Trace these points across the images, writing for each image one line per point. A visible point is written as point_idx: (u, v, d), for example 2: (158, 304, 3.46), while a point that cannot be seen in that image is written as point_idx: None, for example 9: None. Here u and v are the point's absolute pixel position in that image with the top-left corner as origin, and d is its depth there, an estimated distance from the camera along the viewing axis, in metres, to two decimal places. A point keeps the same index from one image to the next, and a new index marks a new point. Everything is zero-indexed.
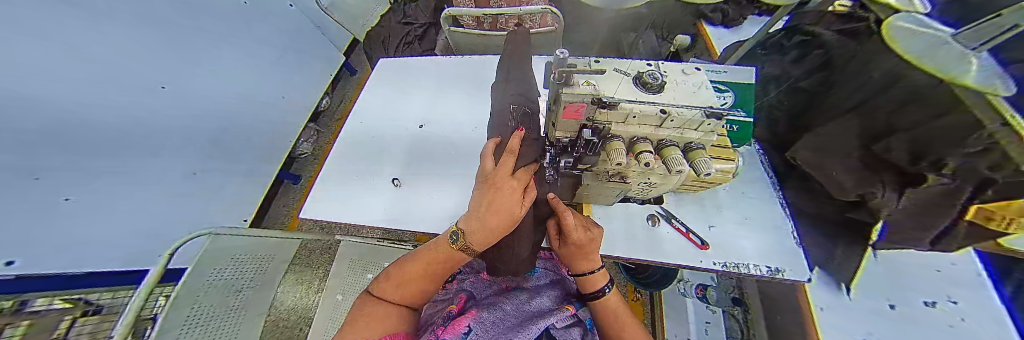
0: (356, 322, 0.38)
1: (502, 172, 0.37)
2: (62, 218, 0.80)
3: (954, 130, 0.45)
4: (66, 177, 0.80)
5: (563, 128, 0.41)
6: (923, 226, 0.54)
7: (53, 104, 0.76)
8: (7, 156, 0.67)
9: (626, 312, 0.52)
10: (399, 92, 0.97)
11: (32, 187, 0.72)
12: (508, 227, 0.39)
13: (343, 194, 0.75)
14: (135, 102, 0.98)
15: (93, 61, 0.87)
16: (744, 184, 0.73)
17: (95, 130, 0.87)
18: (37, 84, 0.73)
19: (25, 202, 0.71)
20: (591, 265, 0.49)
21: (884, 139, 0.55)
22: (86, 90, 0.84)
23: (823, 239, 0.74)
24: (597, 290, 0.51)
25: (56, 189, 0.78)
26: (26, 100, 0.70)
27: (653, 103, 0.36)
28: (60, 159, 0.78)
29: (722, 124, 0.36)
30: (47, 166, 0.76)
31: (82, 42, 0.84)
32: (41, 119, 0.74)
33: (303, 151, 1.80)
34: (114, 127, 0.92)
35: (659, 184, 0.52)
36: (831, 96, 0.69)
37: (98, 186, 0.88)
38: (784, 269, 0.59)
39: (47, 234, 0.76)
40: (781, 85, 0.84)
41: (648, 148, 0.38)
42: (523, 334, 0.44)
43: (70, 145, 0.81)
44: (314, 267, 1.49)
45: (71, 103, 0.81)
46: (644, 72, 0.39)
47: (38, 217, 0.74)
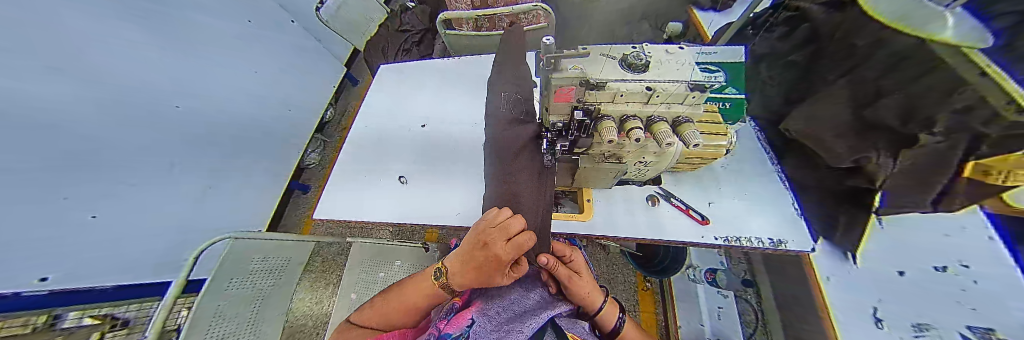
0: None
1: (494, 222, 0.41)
2: (86, 235, 0.84)
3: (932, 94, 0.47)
4: (94, 198, 0.86)
5: (556, 112, 0.44)
6: (919, 189, 0.55)
7: (78, 128, 0.81)
8: (36, 179, 0.71)
9: (610, 304, 0.58)
10: (400, 95, 1.00)
11: (60, 206, 0.77)
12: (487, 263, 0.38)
13: (354, 194, 0.78)
14: (155, 122, 1.04)
15: (116, 87, 0.93)
16: (741, 160, 0.74)
17: (117, 151, 0.92)
18: (63, 110, 0.78)
19: (54, 222, 0.76)
20: (598, 303, 0.55)
21: (875, 104, 0.56)
22: (109, 113, 0.90)
23: (825, 210, 0.74)
24: (613, 327, 0.56)
25: (84, 207, 0.83)
26: (52, 124, 0.75)
27: (638, 81, 0.38)
28: (85, 180, 0.83)
29: (705, 95, 0.39)
30: (74, 187, 0.80)
31: (106, 69, 0.90)
32: (68, 142, 0.79)
33: (311, 161, 1.86)
34: (136, 147, 0.97)
35: (655, 163, 0.55)
36: (819, 67, 0.70)
37: (121, 203, 0.93)
38: (787, 241, 0.60)
39: (75, 251, 0.81)
40: (772, 61, 0.85)
41: (638, 124, 0.40)
42: (524, 328, 0.45)
43: (96, 167, 0.86)
44: (328, 272, 1.53)
45: (98, 126, 0.87)
46: (628, 54, 0.41)
47: (63, 235, 0.78)
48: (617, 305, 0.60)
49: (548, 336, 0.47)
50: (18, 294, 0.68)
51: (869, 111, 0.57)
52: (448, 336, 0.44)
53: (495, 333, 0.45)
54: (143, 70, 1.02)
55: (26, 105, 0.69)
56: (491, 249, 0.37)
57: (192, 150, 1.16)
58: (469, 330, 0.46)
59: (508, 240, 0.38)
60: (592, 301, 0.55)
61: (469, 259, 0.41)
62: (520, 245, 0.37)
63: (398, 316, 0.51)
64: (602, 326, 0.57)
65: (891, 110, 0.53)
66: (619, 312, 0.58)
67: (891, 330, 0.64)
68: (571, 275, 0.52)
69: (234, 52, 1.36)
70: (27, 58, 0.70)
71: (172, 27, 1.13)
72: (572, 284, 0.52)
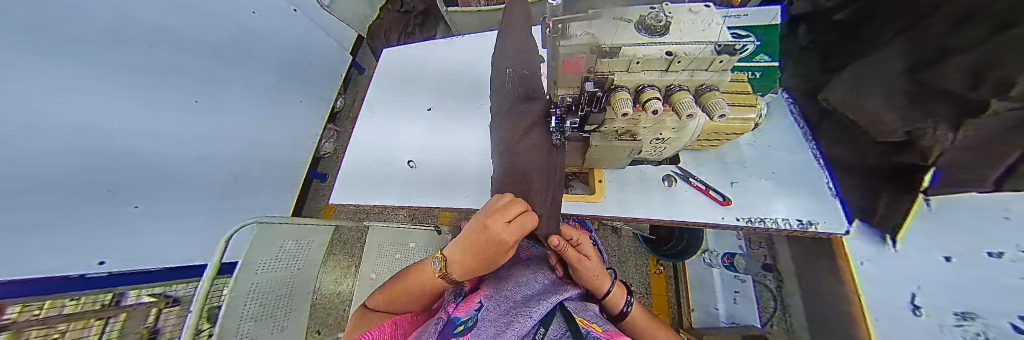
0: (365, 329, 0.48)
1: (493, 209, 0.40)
2: (127, 223, 0.91)
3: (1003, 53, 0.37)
4: (134, 188, 0.93)
5: (565, 86, 0.41)
6: (977, 167, 0.48)
7: (113, 124, 0.87)
8: (77, 174, 0.79)
9: (618, 287, 0.58)
10: (405, 78, 0.98)
11: (107, 197, 0.85)
12: (487, 245, 0.39)
13: (367, 178, 0.81)
14: (187, 117, 1.09)
15: (144, 83, 0.96)
16: (770, 137, 0.68)
17: (154, 145, 0.99)
18: (98, 109, 0.83)
19: (94, 212, 0.83)
20: (608, 287, 0.55)
21: (934, 63, 0.46)
22: (144, 111, 0.95)
23: (864, 189, 0.68)
24: (622, 312, 0.56)
25: (129, 197, 0.91)
26: (90, 123, 0.81)
27: (657, 45, 0.34)
28: (124, 172, 0.90)
29: (734, 59, 0.35)
30: (112, 179, 0.87)
31: (137, 69, 0.94)
32: (105, 137, 0.85)
33: (326, 150, 1.92)
34: (172, 141, 1.04)
35: (672, 139, 0.51)
36: (872, 24, 0.59)
37: (161, 193, 1.01)
38: (818, 222, 0.56)
39: (116, 238, 0.89)
40: (813, 22, 0.74)
41: (656, 95, 0.37)
42: (532, 311, 0.45)
43: (134, 160, 0.93)
44: (349, 254, 1.62)
45: (132, 121, 0.92)
46: (646, 15, 0.37)
47: (105, 223, 0.86)
48: (626, 288, 0.60)
49: (556, 319, 0.46)
50: (83, 276, 0.81)
51: (929, 73, 0.47)
52: (458, 319, 0.44)
53: (503, 315, 0.45)
54: (174, 67, 1.05)
55: (56, 104, 0.74)
56: (491, 231, 0.37)
57: (220, 141, 1.20)
58: (476, 314, 0.46)
59: (508, 221, 0.38)
60: (601, 285, 0.54)
61: (467, 245, 0.41)
62: (522, 226, 0.38)
63: (398, 302, 0.52)
64: (610, 310, 0.57)
65: (955, 74, 0.43)
66: (628, 295, 0.58)
67: (929, 317, 0.59)
68: (581, 257, 0.52)
69: (259, 46, 1.38)
70: (59, 62, 0.75)
71: (198, 16, 1.13)
72: (581, 266, 0.52)
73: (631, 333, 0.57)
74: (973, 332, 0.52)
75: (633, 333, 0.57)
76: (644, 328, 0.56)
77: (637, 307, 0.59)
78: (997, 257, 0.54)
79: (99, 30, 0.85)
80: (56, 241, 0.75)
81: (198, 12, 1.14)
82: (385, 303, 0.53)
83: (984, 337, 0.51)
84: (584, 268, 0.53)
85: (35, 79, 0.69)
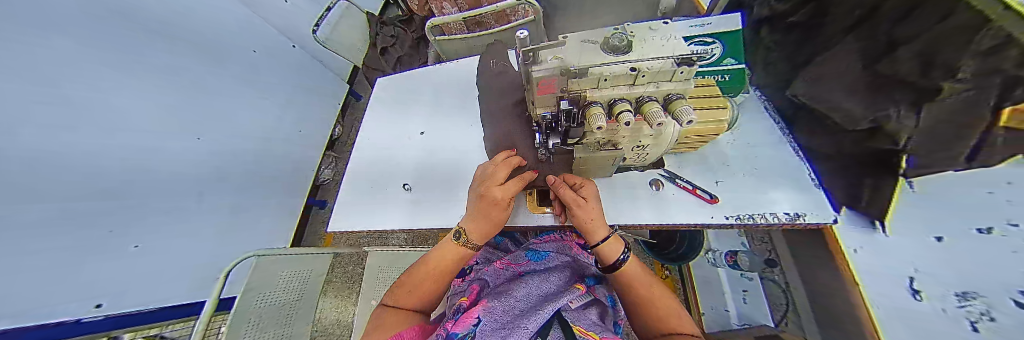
0: (378, 327, 0.45)
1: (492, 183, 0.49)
2: (125, 263, 0.91)
3: (946, 40, 0.41)
4: (134, 228, 0.94)
5: (542, 105, 0.43)
6: (937, 149, 0.50)
7: (108, 166, 0.89)
8: (73, 218, 0.80)
9: (617, 239, 0.52)
10: (399, 105, 1.02)
11: (105, 239, 0.86)
12: (495, 210, 0.50)
13: (363, 204, 0.82)
14: (188, 154, 1.13)
15: (139, 125, 0.99)
16: (749, 134, 0.71)
17: (149, 184, 1.00)
18: (97, 153, 0.87)
19: (95, 253, 0.83)
20: (602, 233, 0.51)
21: (888, 56, 0.50)
22: (141, 152, 0.99)
23: (847, 177, 0.70)
24: (619, 260, 0.50)
25: (126, 237, 0.91)
26: (89, 166, 0.84)
27: (622, 63, 0.38)
28: (122, 213, 0.91)
29: (694, 69, 0.38)
30: (113, 220, 0.89)
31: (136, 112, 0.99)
32: (96, 180, 0.86)
33: (325, 177, 1.95)
34: (171, 179, 1.06)
35: (653, 146, 0.54)
36: (826, 22, 0.63)
37: (161, 231, 1.02)
38: (805, 214, 0.57)
39: (115, 280, 0.88)
40: (774, 24, 0.79)
41: (627, 107, 0.39)
42: (528, 325, 0.43)
43: (133, 200, 0.95)
44: (350, 282, 1.60)
45: (127, 163, 0.94)
46: (609, 36, 0.40)
47: (105, 264, 0.86)
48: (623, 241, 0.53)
49: (554, 329, 0.46)
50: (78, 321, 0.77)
51: (887, 64, 0.50)
52: (456, 335, 0.42)
53: (504, 330, 0.44)
54: (176, 109, 1.11)
55: (54, 150, 0.77)
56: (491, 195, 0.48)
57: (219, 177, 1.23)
58: (475, 329, 0.44)
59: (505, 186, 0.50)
60: (596, 230, 0.51)
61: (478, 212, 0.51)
62: (510, 189, 0.49)
63: (414, 295, 0.50)
64: (606, 260, 0.51)
65: (911, 61, 0.46)
66: (625, 248, 0.51)
67: (930, 302, 0.58)
68: (578, 198, 0.50)
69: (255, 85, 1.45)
70: (54, 108, 0.78)
71: (191, 60, 1.19)
72: (578, 206, 0.50)
73: (626, 286, 0.51)
74: (977, 312, 0.49)
75: (632, 288, 0.51)
76: (639, 279, 0.51)
77: (636, 260, 0.53)
78: (988, 233, 0.51)
79: (100, 78, 0.90)
80: (55, 285, 0.75)
81: (195, 56, 1.21)
82: (408, 295, 0.51)
83: (987, 317, 0.48)
84: (577, 216, 0.51)
85: (30, 127, 0.72)
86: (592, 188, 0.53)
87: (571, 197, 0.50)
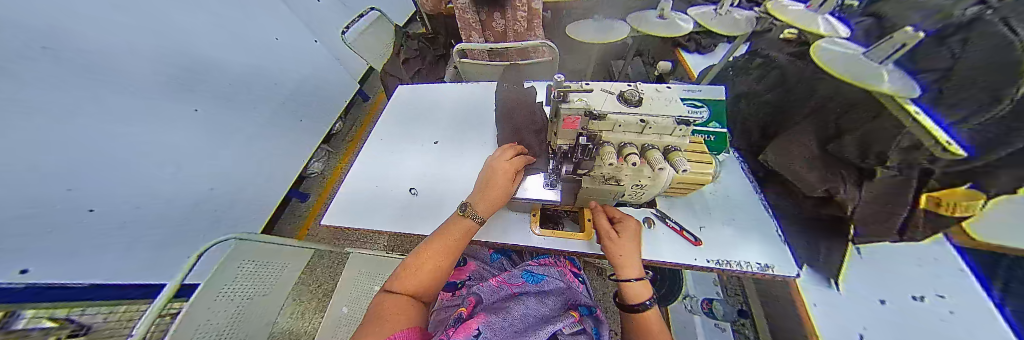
0: (380, 318, 0.41)
1: (501, 158, 0.61)
2: (77, 229, 0.82)
3: (879, 136, 0.59)
4: (91, 191, 0.85)
5: (563, 137, 0.50)
6: (882, 218, 0.65)
7: (71, 118, 0.82)
8: (35, 171, 0.73)
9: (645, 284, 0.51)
10: (413, 114, 1.06)
11: (56, 199, 0.77)
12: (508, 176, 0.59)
13: (362, 201, 0.75)
14: (165, 124, 1.11)
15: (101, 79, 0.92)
16: (729, 188, 0.80)
17: (108, 143, 0.92)
18: (59, 103, 0.80)
19: (44, 212, 0.74)
20: (629, 271, 0.52)
21: (836, 141, 0.66)
22: (118, 113, 0.96)
23: (808, 238, 0.79)
24: (641, 304, 0.49)
25: (78, 200, 0.82)
26: (67, 120, 0.81)
27: (633, 114, 0.45)
28: (80, 172, 0.83)
29: (690, 129, 0.46)
30: (72, 178, 0.81)
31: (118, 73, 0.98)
32: (59, 130, 0.79)
33: (313, 170, 1.91)
34: (143, 145, 1.03)
35: (649, 186, 0.60)
36: (794, 107, 0.78)
37: (116, 198, 0.93)
38: (774, 266, 0.63)
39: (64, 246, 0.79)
40: (750, 100, 0.92)
41: (633, 150, 0.46)
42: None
43: (95, 160, 0.87)
44: (315, 286, 1.47)
45: (90, 117, 0.88)
46: (625, 91, 0.49)
47: (56, 226, 0.77)
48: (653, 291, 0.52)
49: None
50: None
51: (835, 146, 0.66)
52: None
53: None
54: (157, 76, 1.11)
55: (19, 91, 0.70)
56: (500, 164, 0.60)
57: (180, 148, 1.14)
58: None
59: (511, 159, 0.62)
60: (624, 265, 0.53)
61: (488, 182, 0.58)
62: (518, 161, 0.62)
63: (420, 273, 0.49)
64: (627, 300, 0.50)
65: (852, 148, 0.64)
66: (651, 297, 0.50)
67: None
68: (611, 231, 0.56)
69: (247, 69, 1.48)
70: (45, 57, 0.78)
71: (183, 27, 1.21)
72: (609, 238, 0.55)
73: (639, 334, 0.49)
74: None
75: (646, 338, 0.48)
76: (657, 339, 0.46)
77: (659, 313, 0.50)
78: (921, 300, 0.75)
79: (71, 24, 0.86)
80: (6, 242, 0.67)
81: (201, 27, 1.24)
82: (411, 281, 0.48)
83: None
84: (608, 246, 0.56)
85: None
86: (630, 226, 0.58)
87: (607, 229, 0.56)
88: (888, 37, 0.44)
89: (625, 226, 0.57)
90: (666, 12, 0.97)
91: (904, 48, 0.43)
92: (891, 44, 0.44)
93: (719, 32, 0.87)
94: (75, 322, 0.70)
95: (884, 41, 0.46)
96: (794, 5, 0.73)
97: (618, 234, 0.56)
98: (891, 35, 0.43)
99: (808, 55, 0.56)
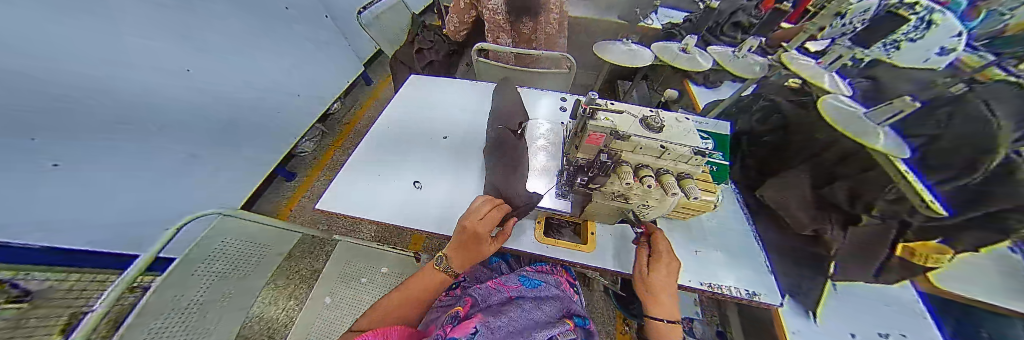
0: None
1: (477, 215, 0.51)
2: (40, 182, 0.74)
3: (868, 186, 0.65)
4: (61, 142, 0.78)
5: (584, 151, 0.52)
6: (863, 258, 0.72)
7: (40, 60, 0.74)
8: None
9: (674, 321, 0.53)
10: (426, 105, 1.02)
11: (23, 147, 0.70)
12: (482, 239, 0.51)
13: (363, 189, 0.71)
14: (152, 82, 1.05)
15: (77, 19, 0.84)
16: (725, 217, 0.84)
17: (82, 92, 0.84)
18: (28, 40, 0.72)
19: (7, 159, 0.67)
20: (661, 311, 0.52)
21: (829, 186, 0.73)
22: (105, 62, 0.89)
23: (791, 271, 0.84)
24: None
25: (45, 150, 0.75)
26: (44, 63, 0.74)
27: (653, 139, 0.47)
28: (50, 120, 0.76)
29: (704, 159, 0.48)
30: (43, 126, 0.74)
31: (97, 15, 0.92)
32: None
33: (304, 149, 1.83)
34: (123, 100, 0.95)
35: (655, 207, 0.61)
36: (789, 150, 0.85)
37: (88, 154, 0.85)
38: (759, 293, 0.67)
39: (26, 200, 0.71)
40: (751, 139, 0.99)
41: (649, 173, 0.48)
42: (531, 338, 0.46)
43: (70, 111, 0.80)
44: (291, 270, 1.40)
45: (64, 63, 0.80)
46: (648, 117, 0.51)
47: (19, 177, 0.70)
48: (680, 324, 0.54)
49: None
50: None
51: (827, 191, 0.73)
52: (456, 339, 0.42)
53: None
54: (137, 25, 1.04)
55: None
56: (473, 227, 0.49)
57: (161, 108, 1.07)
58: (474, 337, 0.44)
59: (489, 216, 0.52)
60: (658, 303, 0.52)
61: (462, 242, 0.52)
62: (494, 219, 0.51)
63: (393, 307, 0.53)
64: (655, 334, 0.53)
65: (841, 193, 0.70)
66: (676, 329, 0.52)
67: None
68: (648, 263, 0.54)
69: (235, 33, 1.40)
70: None
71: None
72: (648, 273, 0.53)
73: None
74: None
75: None
76: None
77: None
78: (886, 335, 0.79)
79: None
80: None
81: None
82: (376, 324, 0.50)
83: None
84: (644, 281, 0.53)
85: None
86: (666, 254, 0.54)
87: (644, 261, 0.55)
88: (884, 103, 0.50)
89: (662, 257, 0.53)
90: (689, 46, 1.00)
91: (899, 112, 0.47)
92: (889, 107, 0.48)
93: (733, 73, 0.94)
94: (18, 287, 0.55)
95: (881, 104, 0.51)
96: (805, 59, 0.78)
97: (661, 270, 0.53)
98: (892, 99, 0.47)
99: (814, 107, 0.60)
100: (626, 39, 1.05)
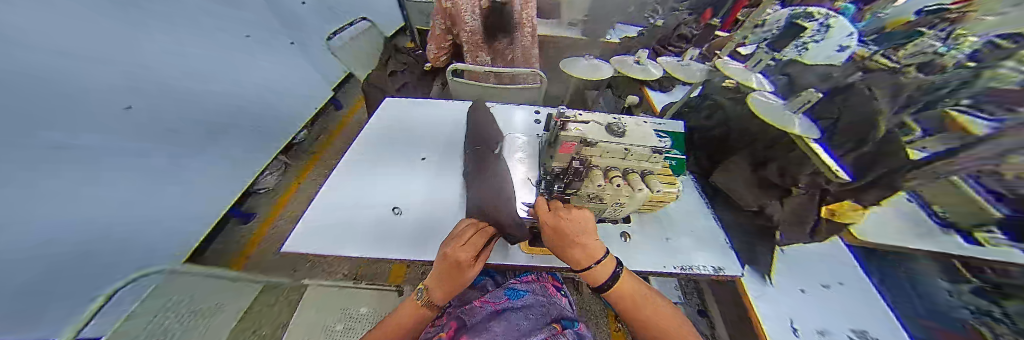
0: None
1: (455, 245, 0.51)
2: None
3: (791, 164, 0.78)
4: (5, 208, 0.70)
5: (559, 159, 0.57)
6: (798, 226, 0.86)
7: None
8: None
9: (607, 262, 0.51)
10: (404, 127, 0.99)
11: None
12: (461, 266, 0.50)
13: (336, 222, 0.66)
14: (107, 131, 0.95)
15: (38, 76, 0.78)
16: (687, 204, 0.94)
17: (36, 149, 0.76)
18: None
19: None
20: (592, 256, 0.49)
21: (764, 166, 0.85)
22: (63, 113, 0.82)
23: (747, 243, 0.96)
24: (606, 283, 0.50)
25: None
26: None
27: (617, 143, 0.53)
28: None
29: (661, 157, 0.56)
30: None
31: (60, 69, 0.83)
32: None
33: (267, 183, 1.69)
34: (72, 153, 0.85)
35: (625, 203, 0.68)
36: (731, 139, 0.98)
37: (32, 217, 0.76)
38: (724, 268, 0.76)
39: None
40: (699, 133, 1.13)
41: (617, 173, 0.56)
42: None
43: (21, 172, 0.73)
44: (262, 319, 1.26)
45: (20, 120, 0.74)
46: (610, 123, 0.57)
47: None
48: (616, 261, 0.53)
49: None
50: None
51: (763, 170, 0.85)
52: None
53: None
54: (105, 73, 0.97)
55: None
56: (452, 255, 0.50)
57: (114, 157, 0.98)
58: None
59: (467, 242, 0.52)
60: (588, 254, 0.50)
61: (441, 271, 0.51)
62: (474, 244, 0.52)
63: None
64: (598, 280, 0.50)
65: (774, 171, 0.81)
66: (616, 265, 0.51)
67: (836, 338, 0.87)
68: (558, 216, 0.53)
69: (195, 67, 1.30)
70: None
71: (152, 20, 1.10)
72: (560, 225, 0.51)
73: (620, 302, 0.52)
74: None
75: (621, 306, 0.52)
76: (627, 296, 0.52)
77: (626, 278, 0.54)
78: (828, 286, 0.94)
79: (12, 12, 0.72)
80: None
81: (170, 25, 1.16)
82: None
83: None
84: (558, 231, 0.51)
85: None
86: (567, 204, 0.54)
87: (550, 216, 0.53)
88: (800, 95, 0.62)
89: (568, 211, 0.52)
90: (642, 59, 1.14)
91: (811, 103, 0.59)
92: (804, 99, 0.60)
93: (678, 78, 1.07)
94: None
95: (798, 97, 0.63)
96: (732, 64, 0.93)
97: (571, 219, 0.51)
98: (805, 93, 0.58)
99: (748, 102, 0.72)
100: (588, 55, 1.17)
